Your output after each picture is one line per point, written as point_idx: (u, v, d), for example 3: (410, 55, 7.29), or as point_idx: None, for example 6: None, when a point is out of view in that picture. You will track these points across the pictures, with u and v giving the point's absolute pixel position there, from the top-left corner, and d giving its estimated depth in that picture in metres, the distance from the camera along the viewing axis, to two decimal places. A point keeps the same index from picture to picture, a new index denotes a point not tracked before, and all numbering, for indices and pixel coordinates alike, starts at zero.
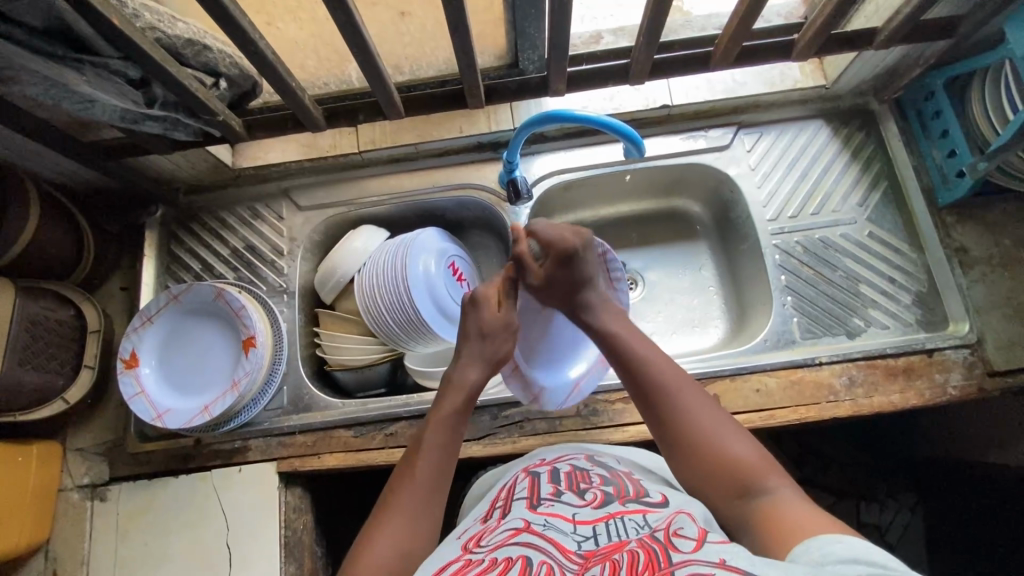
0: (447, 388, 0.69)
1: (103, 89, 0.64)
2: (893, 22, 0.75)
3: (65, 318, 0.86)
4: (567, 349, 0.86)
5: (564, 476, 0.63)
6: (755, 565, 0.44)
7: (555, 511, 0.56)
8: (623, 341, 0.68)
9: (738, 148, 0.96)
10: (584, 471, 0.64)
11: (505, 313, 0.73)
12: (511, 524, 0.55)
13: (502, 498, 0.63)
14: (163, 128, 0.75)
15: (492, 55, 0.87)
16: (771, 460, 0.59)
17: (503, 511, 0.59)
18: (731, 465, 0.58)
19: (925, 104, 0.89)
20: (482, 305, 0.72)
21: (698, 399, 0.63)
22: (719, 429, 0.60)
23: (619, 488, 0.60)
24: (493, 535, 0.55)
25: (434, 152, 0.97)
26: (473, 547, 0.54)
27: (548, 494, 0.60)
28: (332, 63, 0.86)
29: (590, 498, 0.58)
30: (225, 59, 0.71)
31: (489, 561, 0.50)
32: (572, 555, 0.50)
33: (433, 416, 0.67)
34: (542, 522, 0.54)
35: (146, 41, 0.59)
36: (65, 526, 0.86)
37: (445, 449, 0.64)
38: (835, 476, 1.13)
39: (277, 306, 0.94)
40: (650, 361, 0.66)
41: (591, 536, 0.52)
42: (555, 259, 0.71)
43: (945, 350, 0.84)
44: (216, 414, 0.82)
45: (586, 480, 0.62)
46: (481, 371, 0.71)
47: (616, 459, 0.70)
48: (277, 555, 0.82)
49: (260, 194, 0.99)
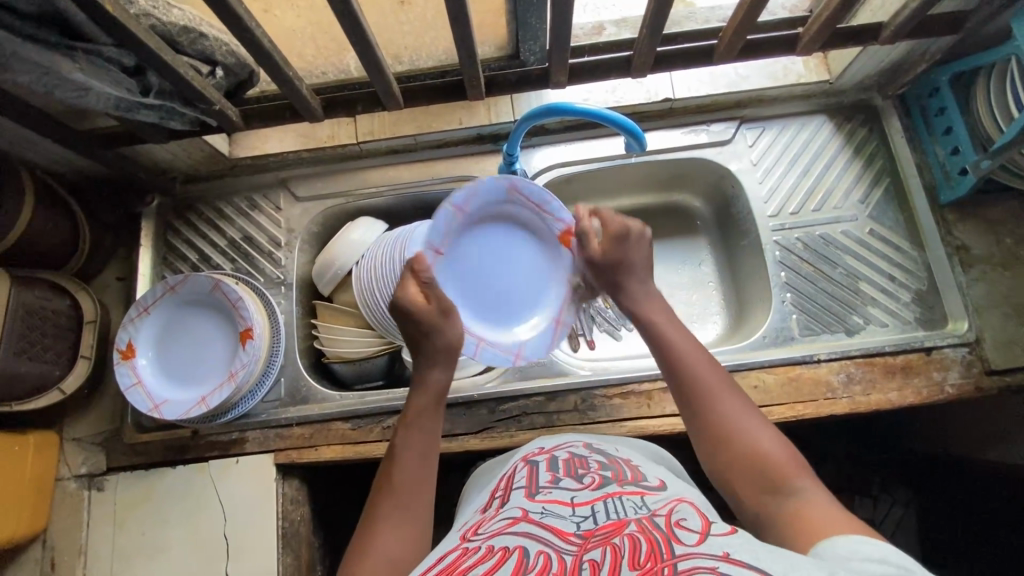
0: (415, 390, 0.68)
1: (97, 77, 0.63)
2: (899, 18, 0.74)
3: (61, 308, 0.85)
4: (526, 295, 0.85)
5: (562, 464, 0.64)
6: (757, 558, 0.43)
7: (553, 498, 0.56)
8: (660, 334, 0.67)
9: (740, 143, 0.95)
10: (582, 458, 0.65)
11: (437, 302, 0.69)
12: (509, 513, 0.55)
13: (501, 487, 0.63)
14: (159, 117, 0.74)
15: (492, 46, 0.86)
16: (803, 463, 0.56)
17: (502, 500, 0.59)
18: (762, 463, 0.56)
19: (930, 100, 0.88)
20: (410, 309, 0.68)
21: (728, 395, 0.61)
22: (755, 429, 0.59)
23: (617, 473, 0.61)
24: (491, 523, 0.55)
25: (433, 144, 0.97)
26: (472, 535, 0.54)
27: (546, 481, 0.60)
28: (331, 51, 0.85)
29: (589, 481, 0.59)
30: (221, 47, 0.70)
31: (485, 549, 0.49)
32: (571, 537, 0.49)
33: (405, 416, 0.67)
34: (540, 510, 0.54)
35: (141, 29, 0.58)
36: (63, 516, 0.86)
37: (424, 447, 0.65)
38: (831, 472, 1.15)
39: (275, 298, 0.94)
40: (687, 355, 0.64)
41: (590, 516, 0.52)
42: (614, 235, 0.72)
43: (944, 348, 0.84)
44: (213, 406, 0.82)
45: (583, 466, 0.62)
46: (444, 369, 0.69)
47: (616, 445, 0.71)
48: (274, 545, 0.83)
49: (258, 184, 0.98)
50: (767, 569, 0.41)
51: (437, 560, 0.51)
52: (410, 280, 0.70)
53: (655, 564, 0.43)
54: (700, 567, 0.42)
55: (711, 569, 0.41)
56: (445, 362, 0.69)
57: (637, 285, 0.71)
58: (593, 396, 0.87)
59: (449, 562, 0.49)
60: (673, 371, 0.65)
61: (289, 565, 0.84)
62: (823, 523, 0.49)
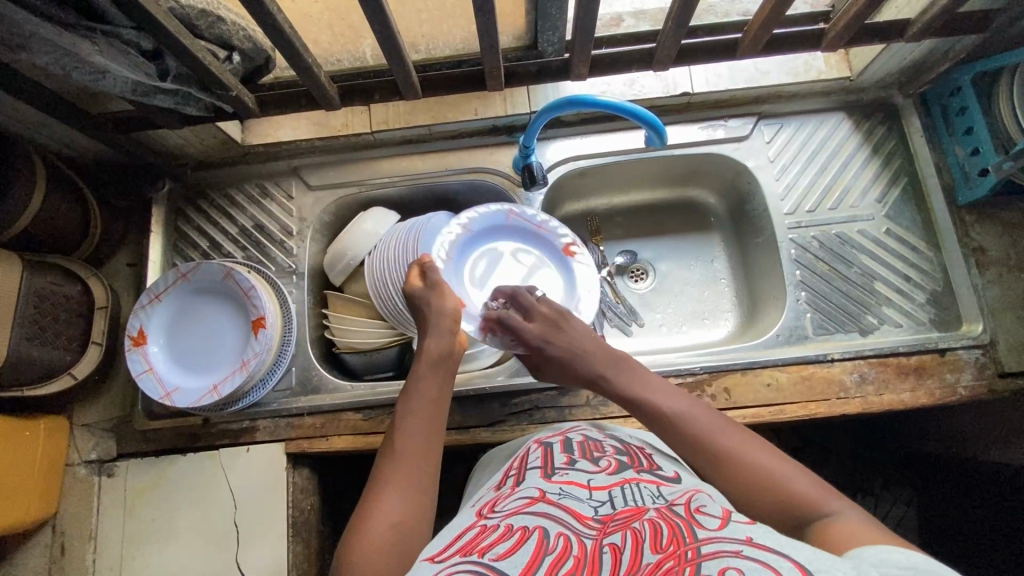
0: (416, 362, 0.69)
1: (115, 60, 0.62)
2: (927, 15, 0.73)
3: (72, 293, 0.85)
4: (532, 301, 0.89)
5: (576, 446, 0.64)
6: (784, 545, 0.43)
7: (570, 479, 0.56)
8: (651, 402, 0.65)
9: (758, 139, 0.94)
10: (596, 441, 0.65)
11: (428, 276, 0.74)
12: (527, 493, 0.55)
13: (515, 467, 0.63)
14: (174, 102, 0.73)
15: (512, 35, 0.82)
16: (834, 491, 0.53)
17: (516, 479, 0.60)
18: (795, 501, 0.53)
19: (951, 98, 0.87)
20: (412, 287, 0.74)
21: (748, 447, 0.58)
22: (782, 470, 0.55)
23: (633, 458, 0.62)
24: (508, 502, 0.54)
25: (446, 134, 0.96)
26: (489, 514, 0.54)
27: (562, 463, 0.60)
28: (347, 38, 0.81)
29: (605, 465, 0.59)
30: (238, 31, 0.68)
31: (504, 528, 0.50)
32: (589, 521, 0.50)
33: (408, 385, 0.67)
34: (558, 491, 0.54)
35: (160, 11, 0.57)
36: (73, 500, 0.86)
37: (427, 415, 0.64)
38: (835, 471, 1.16)
39: (286, 287, 0.93)
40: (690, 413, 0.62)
41: (607, 502, 0.52)
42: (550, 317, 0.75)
43: (958, 350, 0.84)
44: (225, 395, 0.82)
45: (598, 449, 0.63)
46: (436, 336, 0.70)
47: (629, 434, 0.71)
48: (284, 534, 0.83)
49: (270, 172, 0.98)
50: (791, 555, 0.41)
51: (454, 538, 0.51)
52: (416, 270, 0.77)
53: (678, 547, 0.43)
54: (724, 551, 0.42)
55: (735, 552, 0.41)
56: (437, 329, 0.70)
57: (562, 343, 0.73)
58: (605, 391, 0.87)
59: (468, 539, 0.50)
60: (680, 433, 0.61)
61: (299, 554, 0.84)
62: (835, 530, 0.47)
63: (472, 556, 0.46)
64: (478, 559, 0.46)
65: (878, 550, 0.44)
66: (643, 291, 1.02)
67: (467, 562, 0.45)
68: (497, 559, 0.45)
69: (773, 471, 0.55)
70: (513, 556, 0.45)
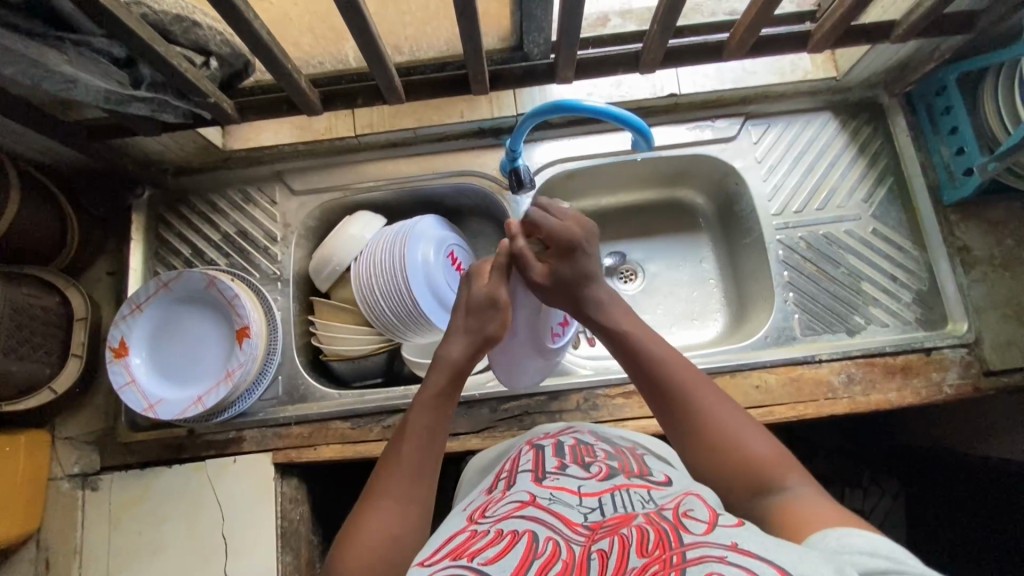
0: (434, 366, 0.68)
1: (86, 70, 0.60)
2: (912, 16, 0.73)
3: (50, 305, 0.83)
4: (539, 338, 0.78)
5: (568, 451, 0.63)
6: (767, 549, 0.41)
7: (560, 484, 0.55)
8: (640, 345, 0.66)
9: (745, 139, 0.94)
10: (587, 445, 0.65)
11: (491, 286, 0.69)
12: (517, 496, 0.54)
13: (507, 471, 0.62)
14: (150, 110, 0.71)
15: (497, 38, 0.80)
16: (790, 459, 0.57)
17: (508, 483, 0.59)
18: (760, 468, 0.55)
19: (936, 99, 0.87)
20: (474, 279, 0.71)
21: (711, 398, 0.61)
22: (740, 429, 0.58)
23: (623, 463, 0.61)
24: (499, 506, 0.54)
25: (431, 137, 0.94)
26: (479, 518, 0.53)
27: (553, 467, 0.60)
28: (329, 40, 0.78)
29: (595, 472, 0.58)
30: (215, 36, 0.66)
31: (494, 533, 0.49)
32: (579, 527, 0.49)
33: (421, 396, 0.66)
34: (548, 496, 0.53)
35: (132, 19, 0.55)
36: (56, 516, 0.84)
37: (434, 426, 0.64)
38: (822, 464, 1.15)
39: (271, 293, 0.92)
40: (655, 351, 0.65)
41: (597, 507, 0.51)
42: (558, 250, 0.68)
43: (943, 349, 0.85)
44: (209, 406, 0.81)
45: (590, 454, 0.62)
46: (463, 347, 0.68)
47: (620, 435, 0.70)
48: (273, 545, 0.82)
49: (252, 177, 0.96)
50: (776, 561, 0.40)
51: (446, 541, 0.50)
52: (486, 270, 0.72)
53: (663, 552, 0.42)
54: (709, 555, 0.41)
55: (720, 558, 0.40)
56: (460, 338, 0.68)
57: (570, 268, 0.68)
58: (596, 396, 0.87)
59: (459, 543, 0.49)
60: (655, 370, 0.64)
61: (288, 563, 0.83)
62: (818, 519, 0.48)
63: (462, 560, 0.46)
64: (467, 562, 0.45)
65: (843, 532, 0.46)
66: (631, 292, 1.02)
67: (456, 565, 0.45)
68: (486, 563, 0.45)
69: (730, 431, 0.58)
70: (502, 560, 0.45)
